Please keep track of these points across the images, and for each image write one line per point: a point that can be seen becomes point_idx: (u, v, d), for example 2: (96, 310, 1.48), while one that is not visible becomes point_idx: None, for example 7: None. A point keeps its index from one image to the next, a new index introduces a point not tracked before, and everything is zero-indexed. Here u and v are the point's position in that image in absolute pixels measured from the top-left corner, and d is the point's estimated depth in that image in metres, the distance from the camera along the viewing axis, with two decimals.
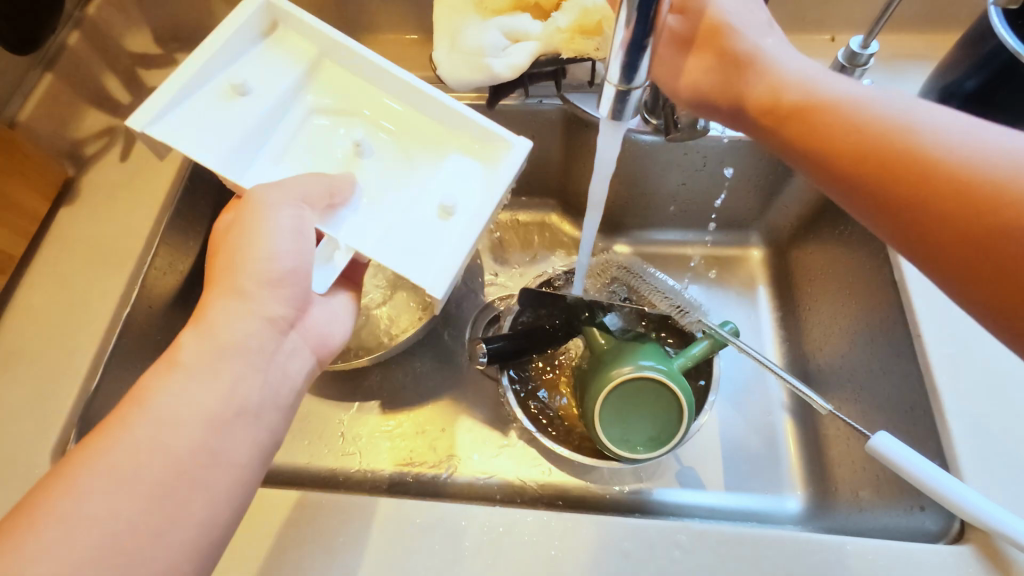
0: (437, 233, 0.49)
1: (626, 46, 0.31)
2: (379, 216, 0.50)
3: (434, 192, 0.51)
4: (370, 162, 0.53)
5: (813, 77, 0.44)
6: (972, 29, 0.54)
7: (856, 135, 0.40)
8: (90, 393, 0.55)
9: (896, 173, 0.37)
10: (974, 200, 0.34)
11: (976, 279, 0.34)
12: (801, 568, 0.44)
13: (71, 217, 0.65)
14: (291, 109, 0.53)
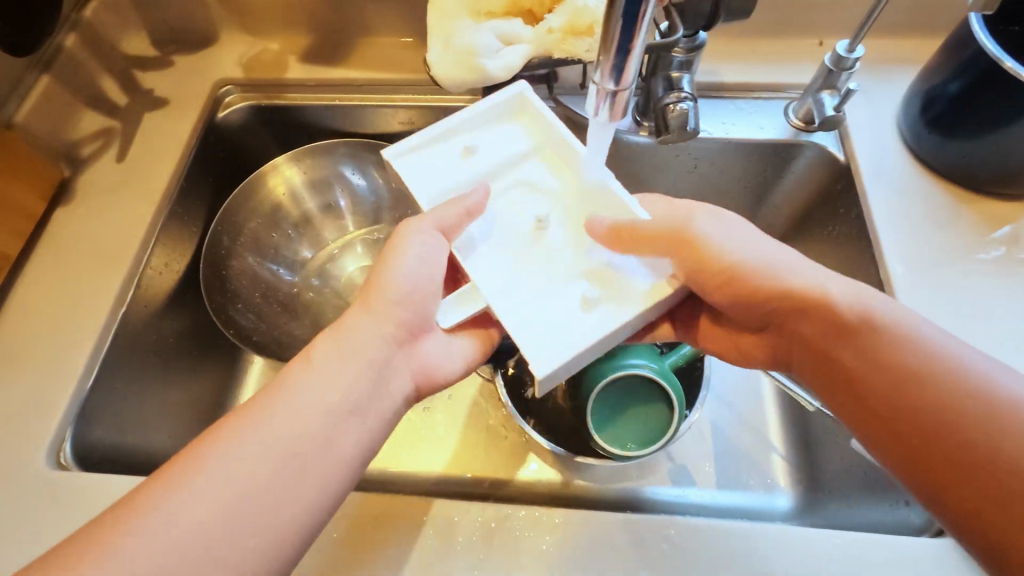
0: (570, 322, 0.46)
1: (613, 48, 0.31)
2: (524, 285, 0.49)
3: (577, 288, 0.48)
4: (555, 238, 0.51)
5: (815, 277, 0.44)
6: (954, 35, 0.56)
7: (858, 328, 0.40)
8: (87, 392, 0.56)
9: (892, 420, 0.38)
10: (939, 452, 0.36)
11: (968, 526, 0.35)
12: (787, 561, 0.45)
13: (67, 217, 0.65)
14: (518, 172, 0.54)
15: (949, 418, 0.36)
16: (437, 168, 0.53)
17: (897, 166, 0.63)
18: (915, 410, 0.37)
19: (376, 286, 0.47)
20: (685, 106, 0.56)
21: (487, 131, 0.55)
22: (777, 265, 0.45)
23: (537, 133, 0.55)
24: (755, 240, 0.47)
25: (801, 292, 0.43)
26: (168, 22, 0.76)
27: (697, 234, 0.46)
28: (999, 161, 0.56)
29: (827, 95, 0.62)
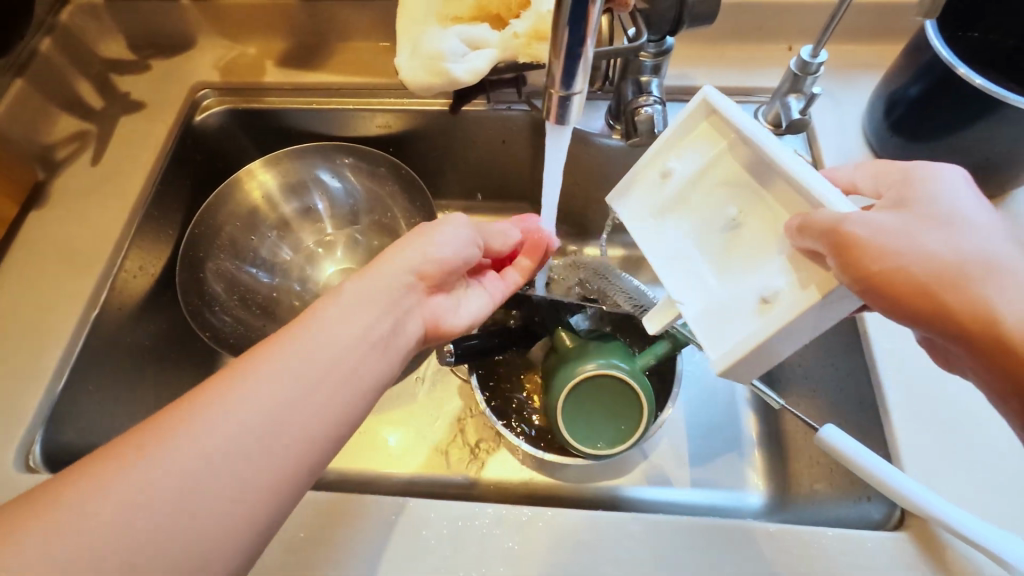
0: (741, 327, 0.41)
1: (562, 52, 0.32)
2: (705, 293, 0.44)
3: (765, 279, 0.41)
4: (752, 240, 0.43)
5: (988, 262, 0.35)
6: (913, 41, 0.57)
7: None
8: (57, 395, 0.56)
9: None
10: None
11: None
12: (749, 555, 0.45)
13: (42, 220, 0.65)
14: (710, 179, 0.46)
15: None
16: (644, 199, 0.49)
17: (861, 168, 0.64)
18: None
19: (407, 242, 0.47)
20: (652, 110, 0.58)
21: (674, 141, 0.48)
22: (968, 273, 0.35)
23: (723, 129, 0.46)
24: (961, 232, 0.36)
25: (992, 320, 0.33)
26: (145, 25, 0.76)
27: (869, 229, 0.36)
28: (957, 163, 0.57)
29: (793, 99, 0.63)
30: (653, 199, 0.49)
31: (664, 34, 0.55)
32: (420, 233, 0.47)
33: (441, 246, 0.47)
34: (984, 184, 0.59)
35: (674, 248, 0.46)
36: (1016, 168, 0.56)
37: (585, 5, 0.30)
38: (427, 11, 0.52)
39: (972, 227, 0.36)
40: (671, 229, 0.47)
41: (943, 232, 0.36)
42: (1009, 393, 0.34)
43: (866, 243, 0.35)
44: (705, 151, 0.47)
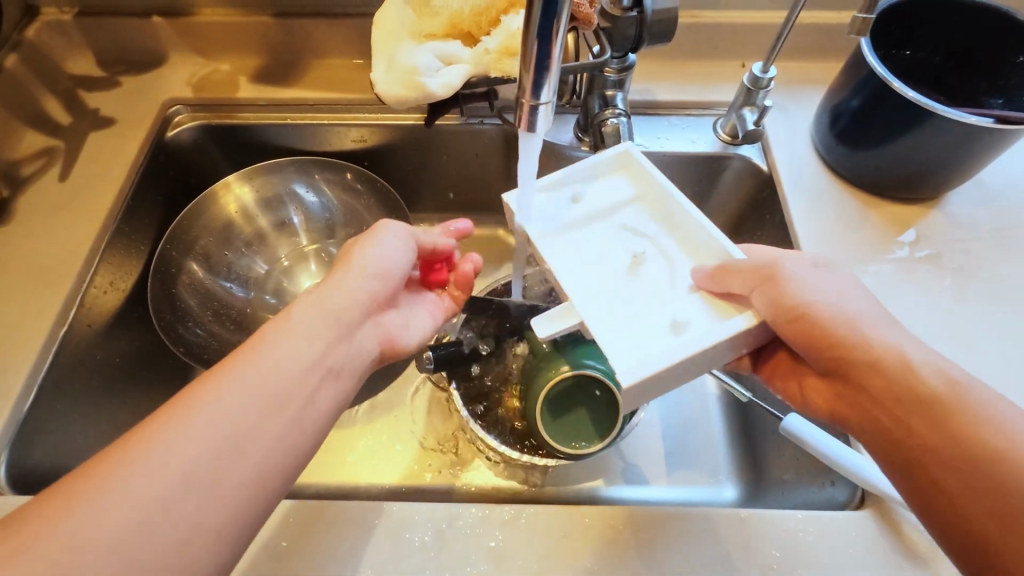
0: (654, 346, 0.45)
1: (532, 64, 0.34)
2: (619, 314, 0.48)
3: (676, 310, 0.47)
4: (652, 271, 0.51)
5: (867, 314, 0.41)
6: (851, 57, 0.62)
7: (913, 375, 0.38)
8: (24, 413, 0.54)
9: (986, 498, 0.34)
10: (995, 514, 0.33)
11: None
12: (724, 540, 0.47)
13: (6, 236, 0.64)
14: (621, 214, 0.54)
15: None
16: (557, 217, 0.54)
17: (811, 174, 0.69)
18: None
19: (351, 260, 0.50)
20: (618, 122, 0.61)
21: (588, 180, 0.57)
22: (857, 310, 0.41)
23: (639, 179, 0.56)
24: (851, 291, 0.43)
25: (874, 349, 0.39)
26: (115, 42, 0.76)
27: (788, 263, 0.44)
28: (897, 168, 0.62)
29: (747, 112, 0.68)
30: (565, 218, 0.54)
31: (626, 51, 0.59)
32: (365, 250, 0.50)
33: (390, 264, 0.50)
34: (923, 188, 0.64)
35: (581, 268, 0.51)
36: (947, 172, 0.61)
37: (552, 19, 0.32)
38: (401, 28, 0.54)
39: (858, 292, 0.43)
40: (581, 250, 0.53)
41: (834, 285, 0.43)
42: (882, 414, 0.39)
43: (767, 270, 0.43)
44: (616, 194, 0.55)
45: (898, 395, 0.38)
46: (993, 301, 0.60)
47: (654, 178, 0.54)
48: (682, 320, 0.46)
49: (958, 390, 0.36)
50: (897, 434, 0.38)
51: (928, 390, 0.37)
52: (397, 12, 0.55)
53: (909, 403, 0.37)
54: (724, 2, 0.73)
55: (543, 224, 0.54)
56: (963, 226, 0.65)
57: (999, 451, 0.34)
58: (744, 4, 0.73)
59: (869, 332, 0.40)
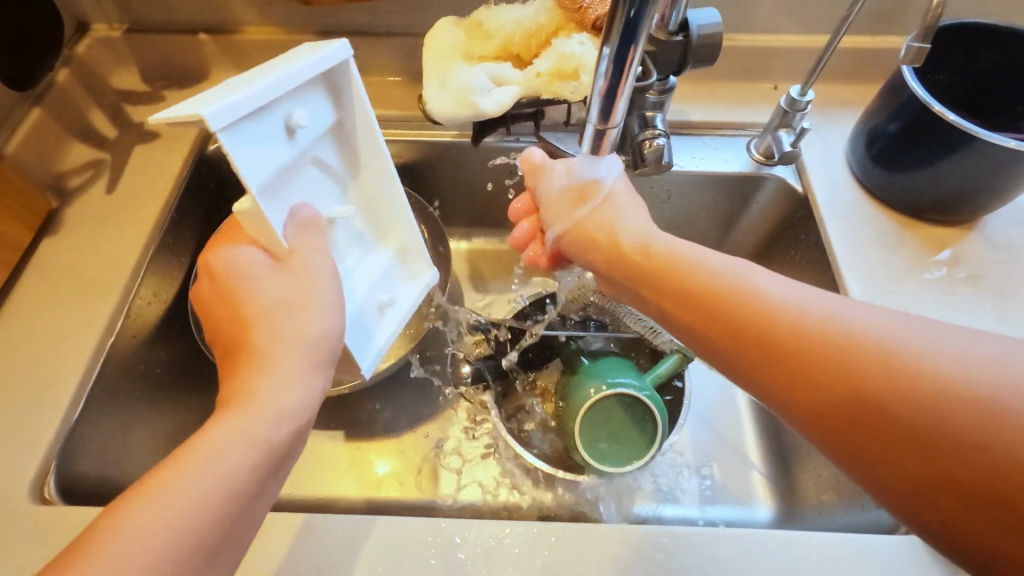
0: (370, 325, 0.51)
1: (603, 91, 0.36)
2: (352, 276, 0.50)
3: (382, 286, 0.54)
4: (353, 232, 0.51)
5: (675, 248, 0.46)
6: (890, 82, 0.63)
7: (725, 291, 0.40)
8: (73, 423, 0.55)
9: (806, 375, 0.35)
10: (838, 387, 0.33)
11: (888, 470, 0.31)
12: (770, 564, 0.47)
13: (54, 247, 0.65)
14: (313, 151, 0.45)
15: (840, 381, 0.33)
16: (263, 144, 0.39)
17: (847, 196, 0.69)
18: (826, 346, 0.34)
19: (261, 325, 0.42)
20: (660, 141, 0.61)
21: (297, 89, 0.41)
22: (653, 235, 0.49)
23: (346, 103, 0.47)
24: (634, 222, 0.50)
25: (705, 277, 0.42)
26: (160, 58, 0.78)
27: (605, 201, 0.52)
28: (935, 191, 0.63)
29: (784, 133, 0.68)
30: (257, 134, 0.38)
31: (670, 73, 0.59)
32: (303, 284, 0.42)
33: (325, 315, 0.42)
34: (960, 211, 0.64)
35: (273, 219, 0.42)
36: (987, 195, 0.61)
37: (627, 49, 0.34)
38: (453, 50, 0.56)
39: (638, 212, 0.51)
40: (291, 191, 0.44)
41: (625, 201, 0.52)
42: (704, 320, 0.41)
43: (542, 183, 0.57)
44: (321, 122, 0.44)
45: (723, 307, 0.40)
46: None
47: (374, 137, 0.49)
48: (392, 299, 0.54)
49: (751, 288, 0.39)
50: (719, 334, 0.40)
51: (728, 292, 0.40)
52: (449, 35, 0.56)
53: (710, 300, 0.41)
54: (759, 26, 0.74)
55: (235, 117, 0.35)
56: (1001, 250, 0.65)
57: (795, 321, 0.36)
58: (778, 28, 0.74)
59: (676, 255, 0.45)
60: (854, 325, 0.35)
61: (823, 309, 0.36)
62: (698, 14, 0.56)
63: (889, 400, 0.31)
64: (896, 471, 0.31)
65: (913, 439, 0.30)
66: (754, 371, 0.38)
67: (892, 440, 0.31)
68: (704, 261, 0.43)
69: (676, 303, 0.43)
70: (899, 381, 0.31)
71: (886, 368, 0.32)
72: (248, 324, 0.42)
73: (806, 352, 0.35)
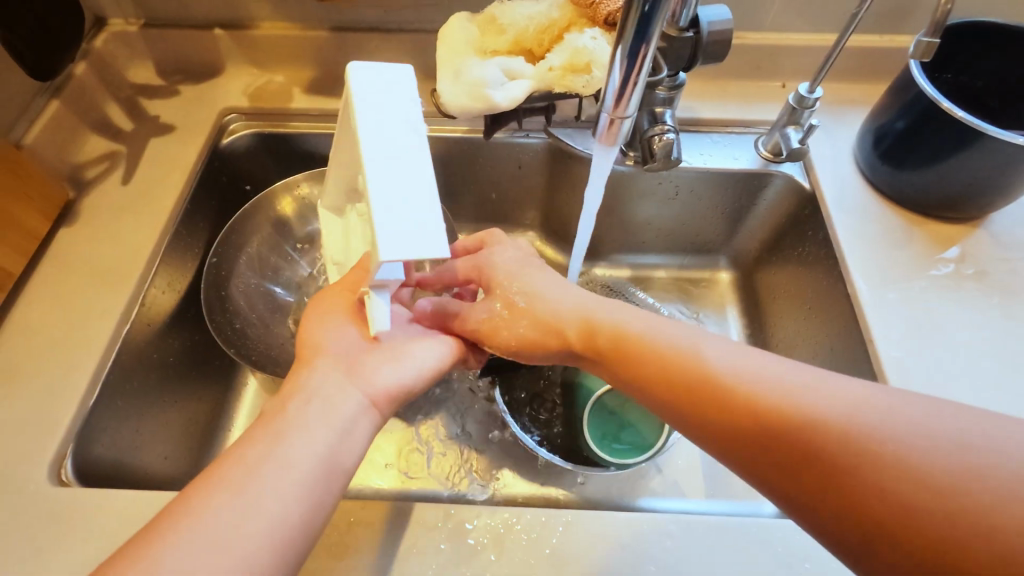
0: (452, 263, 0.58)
1: (618, 81, 0.37)
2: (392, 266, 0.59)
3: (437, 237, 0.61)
4: None
5: (614, 317, 0.48)
6: (897, 80, 0.63)
7: (677, 362, 0.43)
8: (89, 409, 0.56)
9: (766, 442, 0.36)
10: (792, 451, 0.35)
11: (838, 524, 0.33)
12: (776, 554, 0.48)
13: (71, 237, 0.66)
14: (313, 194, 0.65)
15: (791, 443, 0.35)
16: None
17: (855, 193, 0.70)
18: (774, 417, 0.36)
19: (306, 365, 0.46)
20: (669, 137, 0.62)
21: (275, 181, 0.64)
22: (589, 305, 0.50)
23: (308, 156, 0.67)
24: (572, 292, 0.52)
25: (652, 347, 0.44)
26: (175, 53, 0.79)
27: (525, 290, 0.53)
28: (942, 189, 0.64)
29: (792, 130, 0.69)
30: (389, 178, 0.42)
31: (680, 69, 0.60)
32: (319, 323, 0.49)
33: (337, 346, 0.47)
34: (967, 208, 0.65)
35: None
36: (993, 193, 0.62)
37: (641, 40, 0.34)
38: (466, 44, 0.57)
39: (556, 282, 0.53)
40: None
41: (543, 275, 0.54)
42: (667, 391, 0.42)
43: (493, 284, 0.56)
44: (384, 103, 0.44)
45: (677, 375, 0.42)
46: None
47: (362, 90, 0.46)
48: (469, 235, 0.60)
49: (698, 355, 0.42)
50: (680, 402, 0.42)
51: (686, 365, 0.42)
52: (463, 30, 0.57)
53: (662, 371, 0.43)
54: (768, 24, 0.74)
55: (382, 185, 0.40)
56: (1008, 247, 0.66)
57: (744, 387, 0.39)
58: (786, 26, 0.75)
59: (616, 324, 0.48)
60: (793, 383, 0.37)
61: (764, 372, 0.39)
62: (709, 11, 0.57)
63: (836, 457, 0.33)
64: (844, 524, 0.33)
65: (857, 493, 0.32)
66: (722, 444, 0.39)
67: (840, 494, 0.33)
68: (647, 332, 0.46)
69: (633, 377, 0.45)
70: (842, 443, 0.33)
71: (829, 433, 0.34)
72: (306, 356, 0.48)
73: (760, 418, 0.37)
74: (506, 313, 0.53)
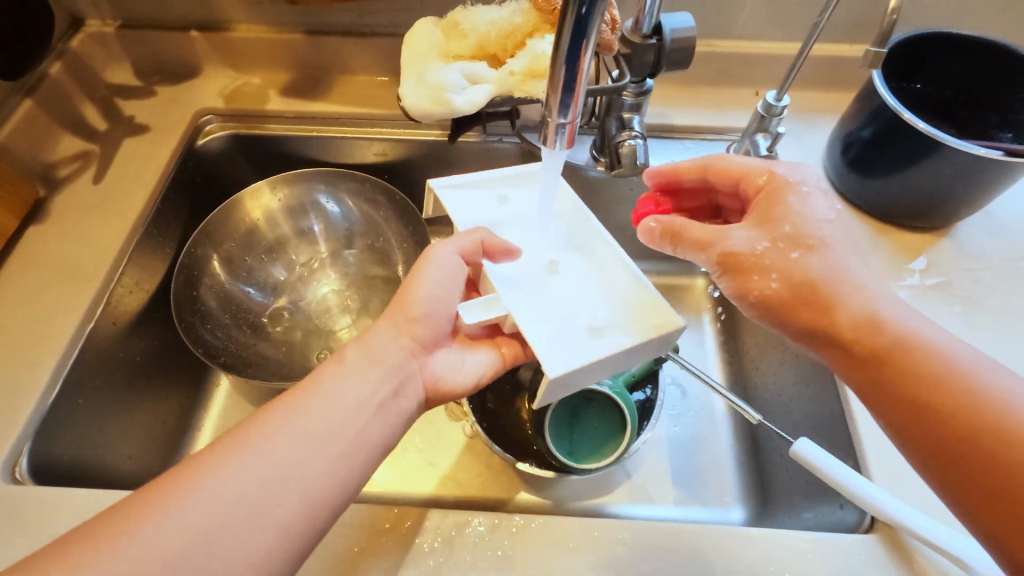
0: (568, 350, 0.45)
1: (559, 85, 0.37)
2: (531, 309, 0.49)
3: (592, 315, 0.49)
4: (561, 281, 0.52)
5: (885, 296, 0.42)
6: (864, 89, 0.64)
7: (899, 347, 0.40)
8: (48, 406, 0.56)
9: (973, 456, 0.36)
10: (1001, 477, 0.35)
11: (1008, 541, 0.34)
12: (729, 561, 0.48)
13: (40, 235, 0.66)
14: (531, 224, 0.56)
15: (1016, 474, 0.34)
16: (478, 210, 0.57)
17: None
18: (1006, 446, 0.35)
19: (406, 295, 0.51)
20: (634, 143, 0.62)
21: (517, 184, 0.58)
22: (841, 266, 0.43)
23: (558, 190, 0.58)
24: (838, 248, 0.44)
25: (872, 323, 0.41)
26: (151, 54, 0.79)
27: (825, 242, 0.44)
28: (910, 198, 0.64)
29: (761, 138, 0.69)
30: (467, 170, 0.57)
31: (644, 76, 0.60)
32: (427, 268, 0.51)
33: (432, 300, 0.51)
34: (933, 218, 0.65)
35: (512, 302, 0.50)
36: (958, 202, 0.62)
37: (580, 44, 0.35)
38: (430, 48, 0.57)
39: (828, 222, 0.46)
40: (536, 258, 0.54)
41: (820, 215, 0.46)
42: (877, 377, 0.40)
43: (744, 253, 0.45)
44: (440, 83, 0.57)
45: (896, 362, 0.40)
46: (1005, 330, 0.60)
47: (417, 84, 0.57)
48: (601, 327, 0.48)
49: (934, 347, 0.39)
50: (886, 388, 0.40)
51: (923, 362, 0.39)
52: (427, 34, 0.57)
53: (889, 355, 0.40)
54: (739, 32, 0.75)
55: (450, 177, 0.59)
56: (975, 256, 0.66)
57: (975, 400, 0.37)
58: (757, 35, 0.75)
59: (842, 287, 0.42)
60: (1022, 411, 0.36)
61: (996, 388, 0.37)
62: (672, 18, 0.57)
63: None
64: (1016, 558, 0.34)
65: None
66: (920, 440, 0.38)
67: None
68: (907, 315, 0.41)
69: (846, 349, 0.42)
70: None
71: None
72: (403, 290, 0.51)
73: (980, 432, 0.36)
74: (781, 275, 0.44)
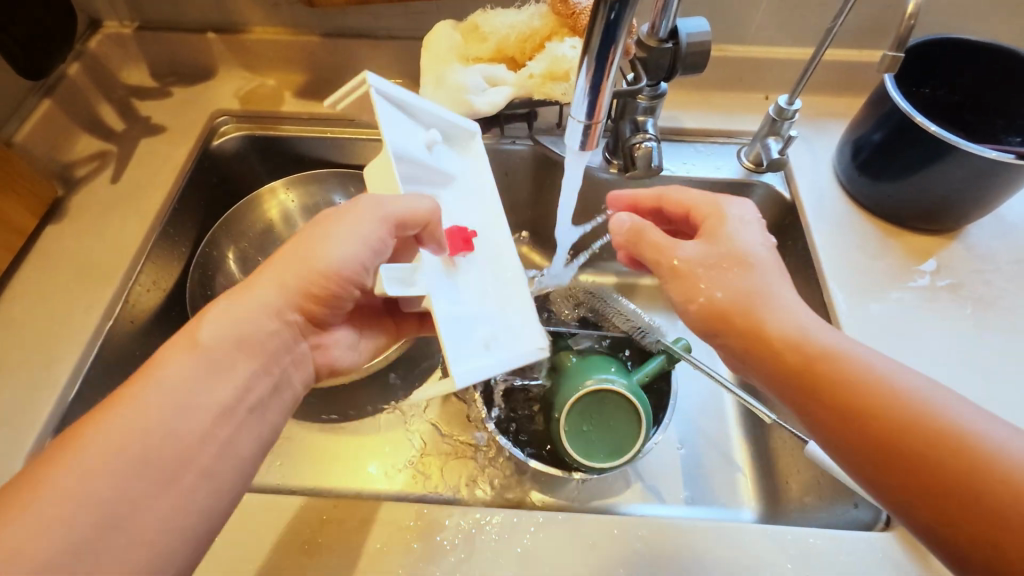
0: (464, 351, 0.42)
1: (585, 90, 0.40)
2: (448, 305, 0.45)
3: (493, 330, 0.46)
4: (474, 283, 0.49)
5: (775, 302, 0.43)
6: (874, 93, 0.65)
7: (794, 346, 0.41)
8: (68, 403, 0.56)
9: (886, 442, 0.37)
10: (912, 457, 0.36)
11: (937, 522, 0.35)
12: (749, 558, 0.48)
13: (58, 233, 0.67)
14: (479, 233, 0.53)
15: (926, 453, 0.35)
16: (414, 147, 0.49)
17: (834, 204, 0.71)
18: (906, 431, 0.36)
19: (306, 254, 0.45)
20: (649, 145, 0.63)
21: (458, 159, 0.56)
22: (754, 270, 0.44)
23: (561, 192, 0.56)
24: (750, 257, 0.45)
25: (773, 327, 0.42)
26: (168, 56, 0.80)
27: (750, 257, 0.45)
28: (920, 201, 0.65)
29: (772, 141, 0.70)
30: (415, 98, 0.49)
31: (660, 79, 0.61)
32: (339, 226, 0.45)
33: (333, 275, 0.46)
34: (943, 220, 0.66)
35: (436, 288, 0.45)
36: (969, 205, 0.63)
37: (608, 49, 0.37)
38: (448, 50, 0.58)
39: (754, 238, 0.46)
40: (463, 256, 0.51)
41: (745, 235, 0.46)
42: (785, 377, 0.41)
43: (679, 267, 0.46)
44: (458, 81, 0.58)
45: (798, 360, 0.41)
46: (1016, 331, 0.61)
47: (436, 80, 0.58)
48: (495, 343, 0.45)
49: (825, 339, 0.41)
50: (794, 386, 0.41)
51: (822, 356, 0.40)
52: (446, 37, 0.58)
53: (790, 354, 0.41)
54: (749, 38, 0.76)
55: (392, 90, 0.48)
56: (984, 258, 0.67)
57: (872, 386, 0.38)
58: (769, 40, 0.76)
59: (749, 293, 0.43)
60: (916, 391, 0.37)
61: (885, 371, 0.39)
62: (689, 23, 0.58)
63: (969, 473, 0.34)
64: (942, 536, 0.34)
65: (990, 514, 0.33)
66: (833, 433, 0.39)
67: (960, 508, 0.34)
68: (797, 316, 0.42)
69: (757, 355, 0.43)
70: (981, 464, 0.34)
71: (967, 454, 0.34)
72: (308, 247, 0.46)
73: (884, 416, 0.37)
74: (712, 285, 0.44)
